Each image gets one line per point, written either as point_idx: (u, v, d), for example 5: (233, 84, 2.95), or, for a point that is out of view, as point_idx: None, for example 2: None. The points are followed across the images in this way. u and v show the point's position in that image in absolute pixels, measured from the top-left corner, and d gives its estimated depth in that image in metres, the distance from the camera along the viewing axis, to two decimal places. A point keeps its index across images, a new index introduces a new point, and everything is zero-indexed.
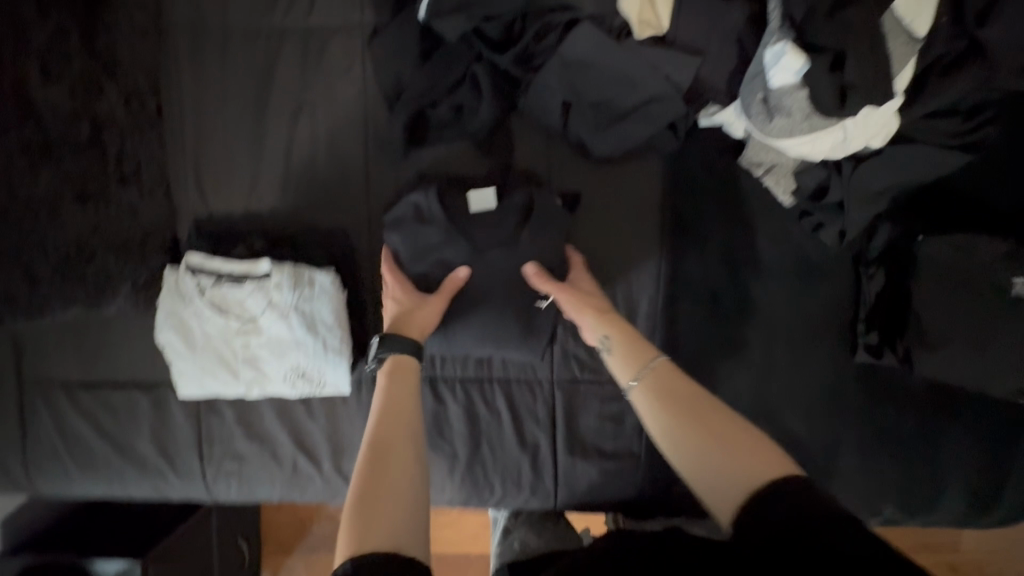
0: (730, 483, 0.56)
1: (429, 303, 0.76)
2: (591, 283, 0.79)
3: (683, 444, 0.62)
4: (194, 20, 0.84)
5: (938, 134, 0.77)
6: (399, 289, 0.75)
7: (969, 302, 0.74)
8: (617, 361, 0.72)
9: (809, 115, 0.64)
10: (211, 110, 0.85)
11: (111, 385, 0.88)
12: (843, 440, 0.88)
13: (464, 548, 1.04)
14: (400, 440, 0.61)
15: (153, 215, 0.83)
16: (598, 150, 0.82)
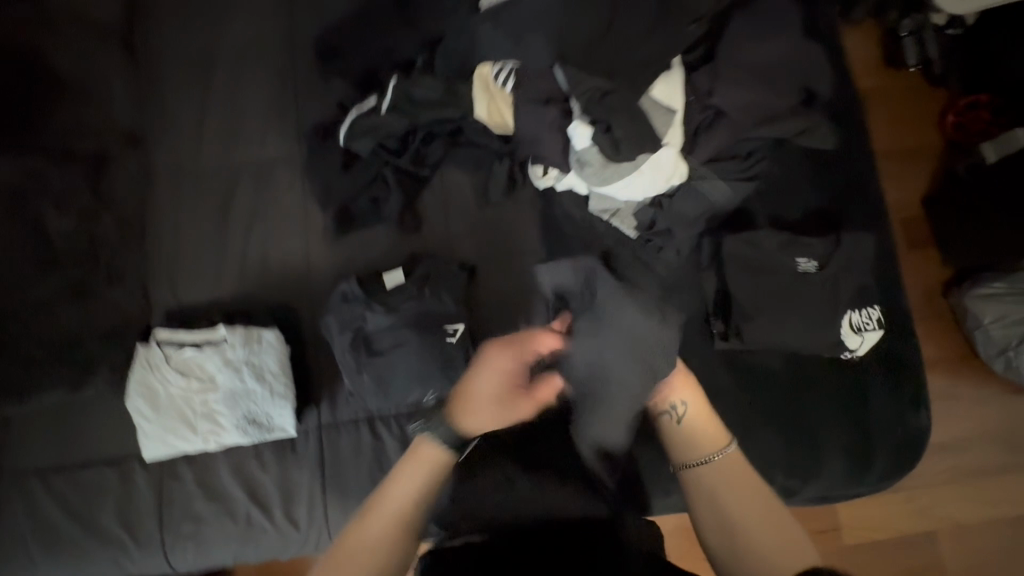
0: None
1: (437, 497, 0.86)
2: None
3: None
4: (174, 167, 1.11)
5: (723, 170, 1.04)
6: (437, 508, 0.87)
7: (769, 283, 0.97)
8: None
9: (604, 163, 0.97)
10: (182, 226, 1.09)
11: (82, 465, 0.98)
12: (726, 420, 1.02)
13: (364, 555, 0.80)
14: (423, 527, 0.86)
15: (134, 308, 1.01)
16: (479, 220, 1.10)
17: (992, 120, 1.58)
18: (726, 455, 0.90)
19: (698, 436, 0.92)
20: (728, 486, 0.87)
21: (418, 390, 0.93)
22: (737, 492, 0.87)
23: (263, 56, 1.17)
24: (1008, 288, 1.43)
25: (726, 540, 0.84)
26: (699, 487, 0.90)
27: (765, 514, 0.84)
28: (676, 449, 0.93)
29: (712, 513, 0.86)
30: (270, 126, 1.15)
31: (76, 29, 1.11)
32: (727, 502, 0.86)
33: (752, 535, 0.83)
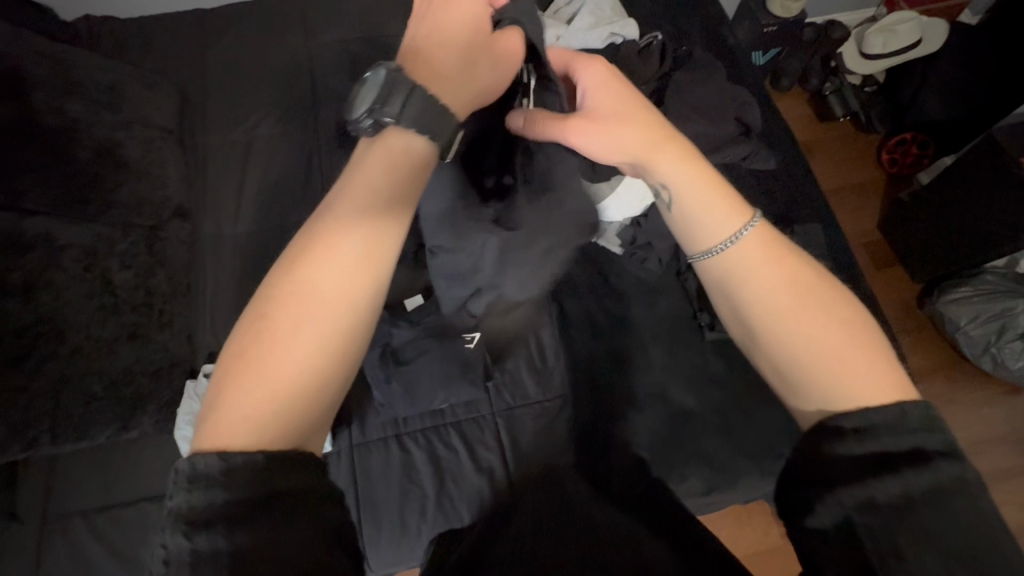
0: (866, 381, 0.56)
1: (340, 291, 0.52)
2: (850, 394, 0.55)
3: (860, 392, 0.55)
4: (217, 235, 1.31)
5: None
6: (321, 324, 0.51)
7: None
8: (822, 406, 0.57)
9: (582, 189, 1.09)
10: (222, 282, 1.25)
11: (125, 504, 1.04)
12: (728, 403, 1.11)
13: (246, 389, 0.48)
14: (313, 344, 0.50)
15: (179, 350, 1.15)
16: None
17: (920, 152, 1.82)
18: (753, 228, 0.64)
19: (711, 203, 0.66)
20: (760, 262, 0.62)
21: (442, 394, 1.07)
22: (774, 269, 0.62)
23: (293, 142, 1.40)
24: (972, 290, 1.53)
25: (750, 333, 0.62)
26: (718, 276, 0.65)
27: (836, 318, 0.59)
28: (684, 236, 0.69)
29: (748, 302, 0.62)
30: (298, 194, 1.34)
31: (133, 125, 1.29)
32: (767, 287, 0.61)
33: (819, 338, 0.58)
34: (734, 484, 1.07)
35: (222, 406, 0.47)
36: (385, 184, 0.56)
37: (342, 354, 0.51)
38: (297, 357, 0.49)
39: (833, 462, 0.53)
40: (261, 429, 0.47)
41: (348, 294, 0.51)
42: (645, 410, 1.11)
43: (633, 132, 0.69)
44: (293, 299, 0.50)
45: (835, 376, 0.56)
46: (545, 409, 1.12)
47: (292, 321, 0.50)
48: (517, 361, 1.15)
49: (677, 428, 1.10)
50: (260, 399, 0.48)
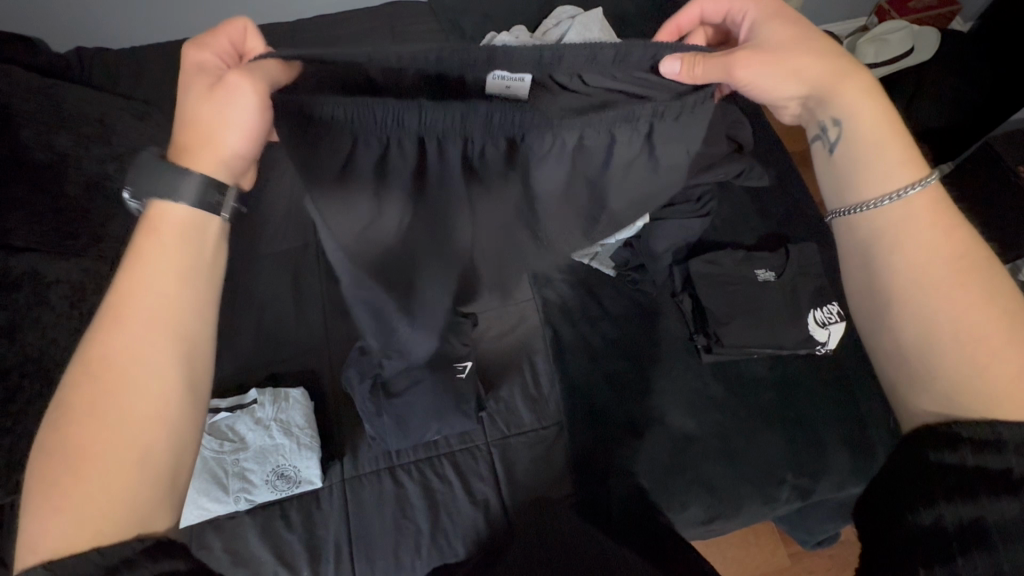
0: (999, 377, 0.51)
1: (147, 358, 0.53)
2: (996, 378, 0.51)
3: (1003, 391, 0.51)
4: None
5: (690, 210, 1.15)
6: (116, 402, 0.51)
7: (732, 295, 1.12)
8: (970, 394, 0.52)
9: None
10: None
11: None
12: (727, 428, 1.09)
13: (69, 482, 0.48)
14: (117, 426, 0.51)
15: None
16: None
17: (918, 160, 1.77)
18: (926, 191, 0.58)
19: (886, 152, 0.61)
20: (914, 224, 0.58)
21: (435, 426, 1.05)
22: (932, 233, 0.57)
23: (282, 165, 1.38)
24: None
25: (901, 311, 0.57)
26: (855, 237, 0.61)
27: (983, 300, 0.54)
28: (840, 184, 0.64)
29: (909, 275, 0.57)
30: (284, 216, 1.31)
31: (122, 157, 1.30)
32: (933, 260, 0.56)
33: (956, 317, 0.54)
34: (736, 512, 1.04)
35: (58, 504, 0.47)
36: (175, 242, 0.57)
37: (153, 422, 0.52)
38: (116, 438, 0.50)
39: (939, 463, 0.50)
40: (104, 507, 0.48)
41: (170, 359, 0.54)
42: (644, 435, 1.09)
43: (820, 66, 0.63)
44: (95, 381, 0.51)
45: (962, 362, 0.53)
46: (539, 436, 1.10)
47: (95, 410, 0.51)
48: (511, 388, 1.13)
49: (677, 453, 1.07)
50: (94, 503, 0.48)
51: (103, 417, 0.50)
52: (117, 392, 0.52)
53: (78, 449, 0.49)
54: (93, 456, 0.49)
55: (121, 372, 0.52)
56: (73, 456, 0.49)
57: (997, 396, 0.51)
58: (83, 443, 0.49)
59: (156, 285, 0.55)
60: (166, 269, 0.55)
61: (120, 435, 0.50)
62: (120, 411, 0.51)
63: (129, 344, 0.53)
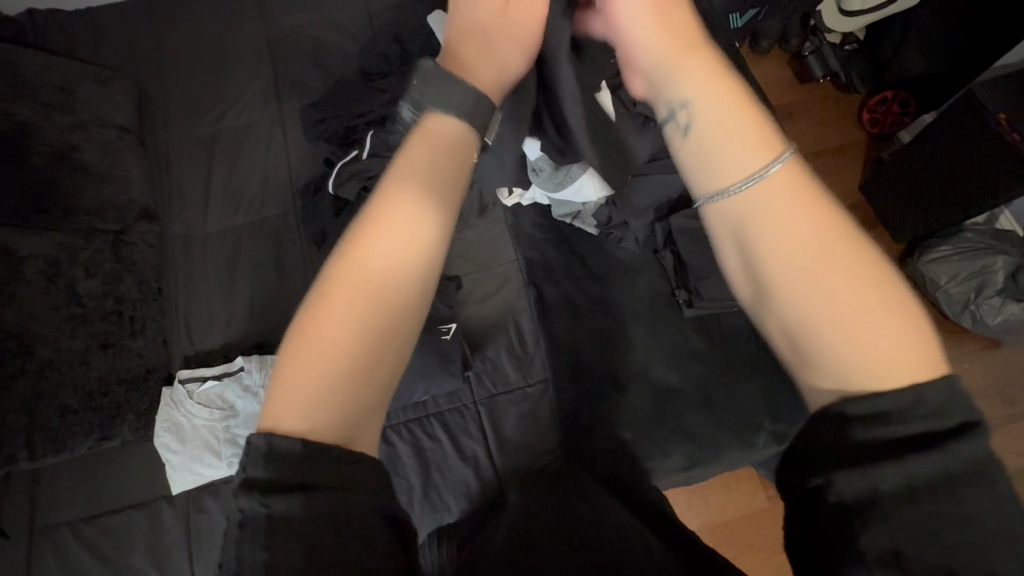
0: (872, 344, 0.46)
1: (368, 261, 0.49)
2: (879, 319, 0.46)
3: (877, 344, 0.46)
4: (187, 236, 1.27)
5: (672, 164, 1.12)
6: (378, 291, 0.49)
7: (713, 249, 1.13)
8: (884, 342, 0.46)
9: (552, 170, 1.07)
10: (196, 283, 1.23)
11: (113, 511, 1.03)
12: (708, 380, 1.11)
13: (326, 364, 0.47)
14: (360, 339, 0.48)
15: (153, 357, 1.13)
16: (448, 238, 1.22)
17: (901, 111, 1.75)
18: (782, 164, 0.50)
19: (735, 125, 0.52)
20: (777, 206, 0.49)
21: (422, 386, 1.07)
22: (798, 198, 0.49)
23: (256, 132, 1.35)
24: (952, 247, 1.44)
25: (763, 288, 0.50)
26: (719, 224, 0.52)
27: (856, 265, 0.47)
28: (694, 170, 0.54)
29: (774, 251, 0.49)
30: (264, 187, 1.30)
31: (88, 124, 1.25)
32: (796, 238, 0.48)
33: (829, 299, 0.47)
34: (716, 459, 1.08)
35: (289, 389, 0.47)
36: (432, 168, 0.54)
37: (392, 335, 0.49)
38: (355, 339, 0.48)
39: (845, 444, 0.46)
40: (329, 411, 0.47)
41: (391, 271, 0.50)
42: (628, 388, 1.11)
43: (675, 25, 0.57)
44: (352, 265, 0.49)
45: (848, 345, 0.46)
46: (525, 394, 1.12)
47: (349, 293, 0.48)
48: (497, 348, 1.14)
49: (657, 405, 1.10)
50: (325, 398, 0.47)
51: (373, 310, 0.49)
52: (377, 276, 0.49)
53: (353, 335, 0.48)
54: (330, 367, 0.47)
55: (373, 254, 0.49)
56: (355, 334, 0.48)
57: (882, 339, 0.46)
58: (364, 337, 0.48)
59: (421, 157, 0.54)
60: (415, 165, 0.53)
61: (368, 346, 0.48)
62: (392, 327, 0.49)
63: (364, 238, 0.50)
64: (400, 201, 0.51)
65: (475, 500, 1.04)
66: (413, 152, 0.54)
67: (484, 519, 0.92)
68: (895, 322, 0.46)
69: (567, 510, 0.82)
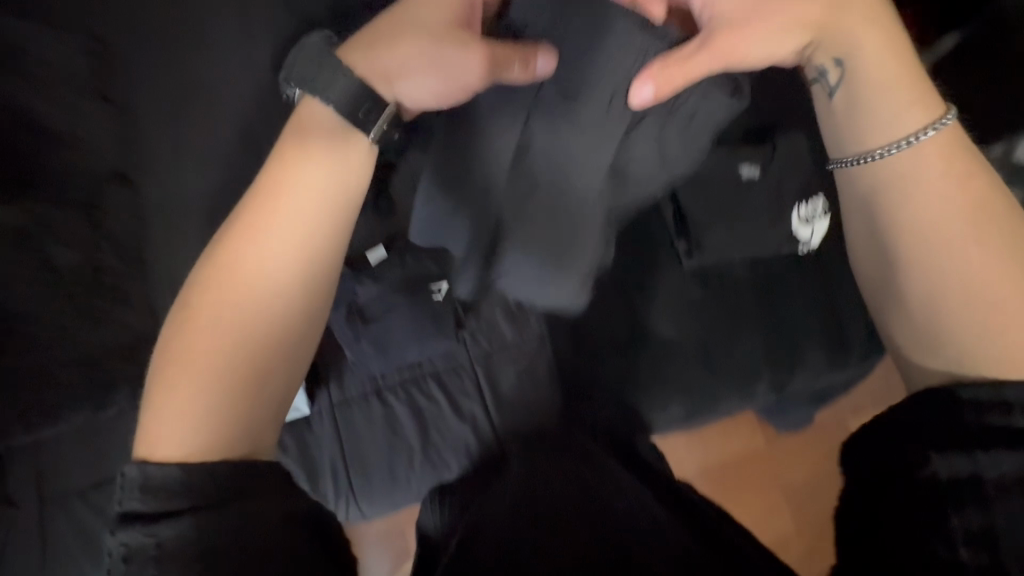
0: (979, 331, 0.68)
1: (245, 301, 0.66)
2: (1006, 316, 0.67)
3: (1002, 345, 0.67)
4: (162, 196, 1.19)
5: None
6: (238, 337, 0.65)
7: (718, 194, 1.06)
8: (999, 353, 0.67)
9: None
10: (177, 247, 1.18)
11: (122, 475, 1.06)
12: (709, 331, 1.09)
13: (202, 387, 0.63)
14: (217, 368, 0.64)
15: (142, 326, 1.11)
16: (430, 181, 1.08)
17: None
18: (942, 128, 0.71)
19: (887, 104, 0.72)
20: (931, 207, 0.70)
21: (415, 347, 1.05)
22: (952, 209, 0.70)
23: (219, 74, 1.22)
24: None
25: (911, 293, 0.73)
26: (867, 204, 0.75)
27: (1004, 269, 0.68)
28: (844, 131, 0.76)
29: (908, 219, 0.72)
30: (238, 140, 1.22)
31: (26, 72, 1.11)
32: (948, 229, 0.70)
33: (980, 292, 0.68)
34: (713, 407, 1.09)
35: (164, 417, 0.62)
36: (296, 199, 0.68)
37: (265, 355, 0.66)
38: (214, 369, 0.64)
39: (966, 426, 0.62)
40: (220, 416, 0.63)
41: (278, 309, 0.67)
42: (628, 341, 1.09)
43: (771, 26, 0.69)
44: (220, 294, 0.65)
45: (985, 342, 0.68)
46: (522, 350, 1.10)
47: (219, 320, 0.65)
48: (492, 305, 1.09)
49: (658, 358, 1.08)
50: (195, 410, 0.62)
51: (208, 354, 0.64)
52: (240, 312, 0.66)
53: (204, 364, 0.64)
54: (198, 388, 0.63)
55: (237, 292, 0.66)
56: (212, 365, 0.64)
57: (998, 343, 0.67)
58: (249, 369, 0.66)
59: (300, 179, 0.69)
60: (297, 204, 0.68)
61: (221, 372, 0.64)
62: (237, 359, 0.65)
63: (240, 281, 0.66)
64: (253, 247, 0.67)
65: (474, 457, 1.06)
66: (301, 170, 0.69)
67: (484, 483, 0.91)
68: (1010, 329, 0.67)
69: (577, 480, 0.79)
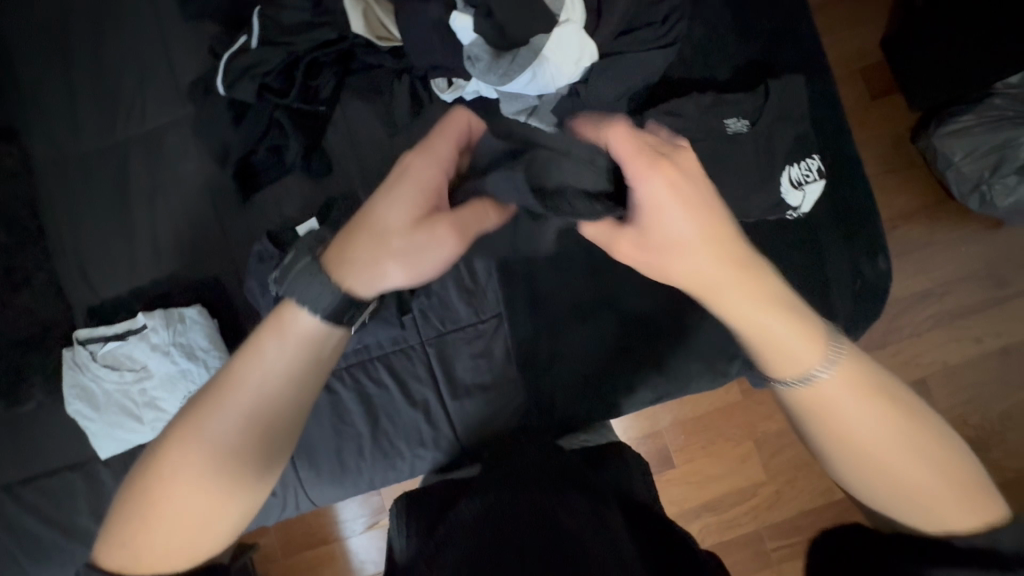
0: (925, 508, 0.56)
1: (247, 422, 0.60)
2: (948, 485, 0.55)
3: (955, 506, 0.55)
4: (59, 159, 1.05)
5: (644, 43, 0.93)
6: (225, 466, 0.59)
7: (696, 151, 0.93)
8: (953, 513, 0.55)
9: (493, 55, 0.88)
10: (83, 218, 1.03)
11: (47, 475, 0.96)
12: (685, 305, 0.98)
13: (188, 521, 0.58)
14: (197, 499, 0.58)
15: (50, 311, 0.99)
16: (373, 154, 1.02)
17: None
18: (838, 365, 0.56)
19: (787, 339, 0.57)
20: (843, 406, 0.56)
21: (354, 335, 0.96)
22: (866, 398, 0.56)
23: (125, 23, 1.07)
24: (976, 119, 1.21)
25: (852, 471, 0.57)
26: (794, 404, 0.58)
27: (929, 445, 0.55)
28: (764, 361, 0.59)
29: (830, 435, 0.57)
30: (147, 93, 1.05)
31: None
32: (860, 418, 0.55)
33: (912, 480, 0.55)
34: (684, 387, 1.01)
35: (139, 553, 0.58)
36: (282, 357, 0.62)
37: (246, 485, 0.61)
38: (197, 498, 0.58)
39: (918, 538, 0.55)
40: (189, 550, 0.59)
41: (272, 436, 0.62)
42: (594, 318, 0.99)
43: (717, 242, 0.58)
44: (196, 426, 0.60)
45: (926, 515, 0.56)
46: (478, 330, 1.00)
47: (197, 454, 0.59)
48: (444, 280, 0.99)
49: (627, 336, 0.99)
50: (170, 541, 0.58)
51: (193, 484, 0.58)
52: (214, 443, 0.59)
53: (187, 497, 0.58)
54: (180, 522, 0.58)
55: (225, 424, 0.60)
56: (200, 496, 0.58)
57: (957, 510, 0.55)
58: (237, 493, 0.60)
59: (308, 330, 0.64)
60: (281, 342, 0.63)
61: (203, 500, 0.58)
62: (228, 482, 0.59)
63: (235, 413, 0.60)
64: (240, 379, 0.61)
65: (429, 443, 1.00)
66: (283, 335, 0.63)
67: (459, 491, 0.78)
68: (972, 500, 0.55)
69: (553, 495, 0.66)
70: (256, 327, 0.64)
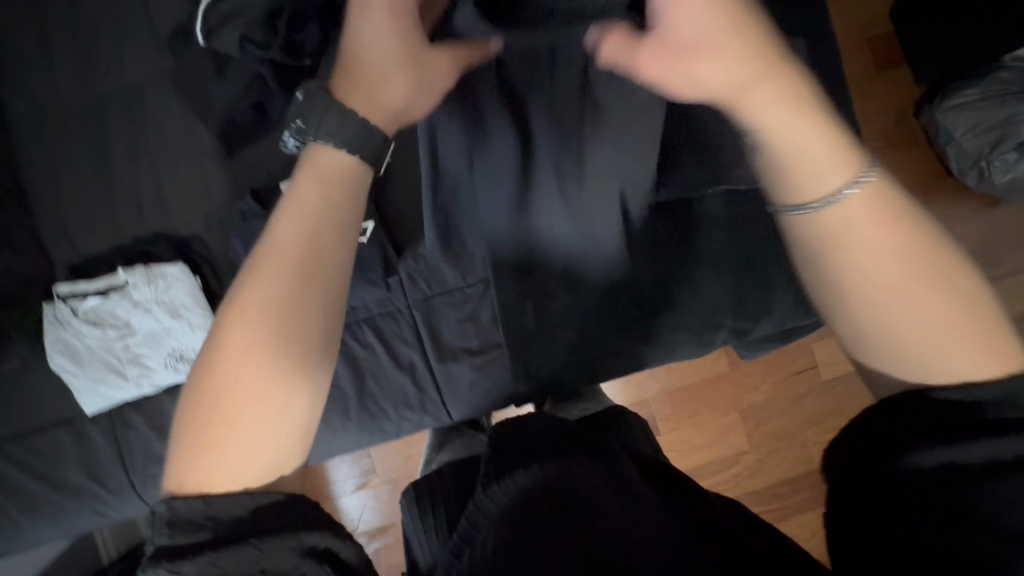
0: (940, 346, 0.52)
1: (294, 304, 0.55)
2: (964, 329, 0.51)
3: (966, 352, 0.52)
4: (34, 111, 1.01)
5: None
6: (269, 352, 0.54)
7: None
8: (971, 360, 0.52)
9: None
10: (62, 173, 1.00)
11: (33, 432, 0.96)
12: (674, 274, 0.98)
13: (244, 419, 0.53)
14: (247, 394, 0.53)
15: (31, 267, 0.97)
16: None
17: None
18: (862, 182, 0.52)
19: (809, 146, 0.52)
20: (870, 235, 0.52)
21: None
22: (881, 225, 0.52)
23: None
24: (981, 92, 1.18)
25: (838, 303, 0.54)
26: (807, 231, 0.54)
27: (948, 281, 0.52)
28: (774, 180, 0.55)
29: (866, 293, 0.52)
30: (125, 43, 1.01)
31: None
32: (871, 250, 0.52)
33: (928, 324, 0.52)
34: (668, 354, 1.03)
35: (221, 450, 0.53)
36: (321, 212, 0.56)
37: (298, 373, 0.55)
38: (252, 392, 0.53)
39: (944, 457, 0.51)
40: (253, 458, 0.54)
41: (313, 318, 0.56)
42: None
43: (735, 55, 0.51)
44: (240, 318, 0.54)
45: (948, 361, 0.52)
46: (465, 295, 1.00)
47: (244, 352, 0.54)
48: None
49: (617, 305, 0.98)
50: (237, 445, 0.53)
51: (241, 376, 0.53)
52: (259, 332, 0.54)
53: (237, 394, 0.53)
54: (237, 418, 0.53)
55: (259, 308, 0.54)
56: (247, 391, 0.53)
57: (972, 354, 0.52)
58: (289, 385, 0.54)
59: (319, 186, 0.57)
60: (310, 196, 0.57)
61: (251, 395, 0.53)
62: (278, 372, 0.54)
63: (270, 284, 0.55)
64: (278, 242, 0.56)
65: (415, 405, 1.01)
66: (304, 186, 0.57)
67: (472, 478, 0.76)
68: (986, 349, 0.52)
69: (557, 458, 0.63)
70: (289, 180, 0.58)
